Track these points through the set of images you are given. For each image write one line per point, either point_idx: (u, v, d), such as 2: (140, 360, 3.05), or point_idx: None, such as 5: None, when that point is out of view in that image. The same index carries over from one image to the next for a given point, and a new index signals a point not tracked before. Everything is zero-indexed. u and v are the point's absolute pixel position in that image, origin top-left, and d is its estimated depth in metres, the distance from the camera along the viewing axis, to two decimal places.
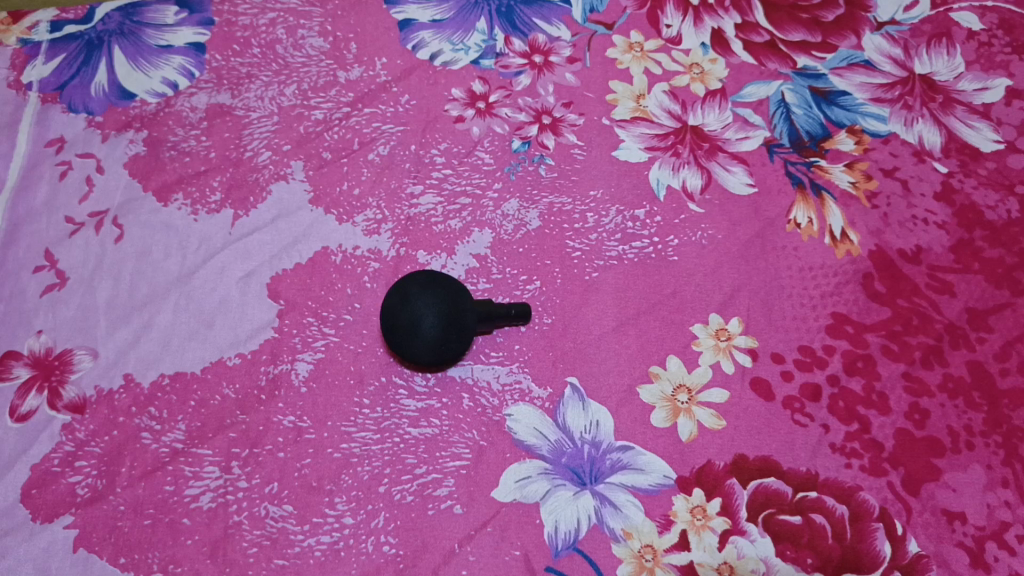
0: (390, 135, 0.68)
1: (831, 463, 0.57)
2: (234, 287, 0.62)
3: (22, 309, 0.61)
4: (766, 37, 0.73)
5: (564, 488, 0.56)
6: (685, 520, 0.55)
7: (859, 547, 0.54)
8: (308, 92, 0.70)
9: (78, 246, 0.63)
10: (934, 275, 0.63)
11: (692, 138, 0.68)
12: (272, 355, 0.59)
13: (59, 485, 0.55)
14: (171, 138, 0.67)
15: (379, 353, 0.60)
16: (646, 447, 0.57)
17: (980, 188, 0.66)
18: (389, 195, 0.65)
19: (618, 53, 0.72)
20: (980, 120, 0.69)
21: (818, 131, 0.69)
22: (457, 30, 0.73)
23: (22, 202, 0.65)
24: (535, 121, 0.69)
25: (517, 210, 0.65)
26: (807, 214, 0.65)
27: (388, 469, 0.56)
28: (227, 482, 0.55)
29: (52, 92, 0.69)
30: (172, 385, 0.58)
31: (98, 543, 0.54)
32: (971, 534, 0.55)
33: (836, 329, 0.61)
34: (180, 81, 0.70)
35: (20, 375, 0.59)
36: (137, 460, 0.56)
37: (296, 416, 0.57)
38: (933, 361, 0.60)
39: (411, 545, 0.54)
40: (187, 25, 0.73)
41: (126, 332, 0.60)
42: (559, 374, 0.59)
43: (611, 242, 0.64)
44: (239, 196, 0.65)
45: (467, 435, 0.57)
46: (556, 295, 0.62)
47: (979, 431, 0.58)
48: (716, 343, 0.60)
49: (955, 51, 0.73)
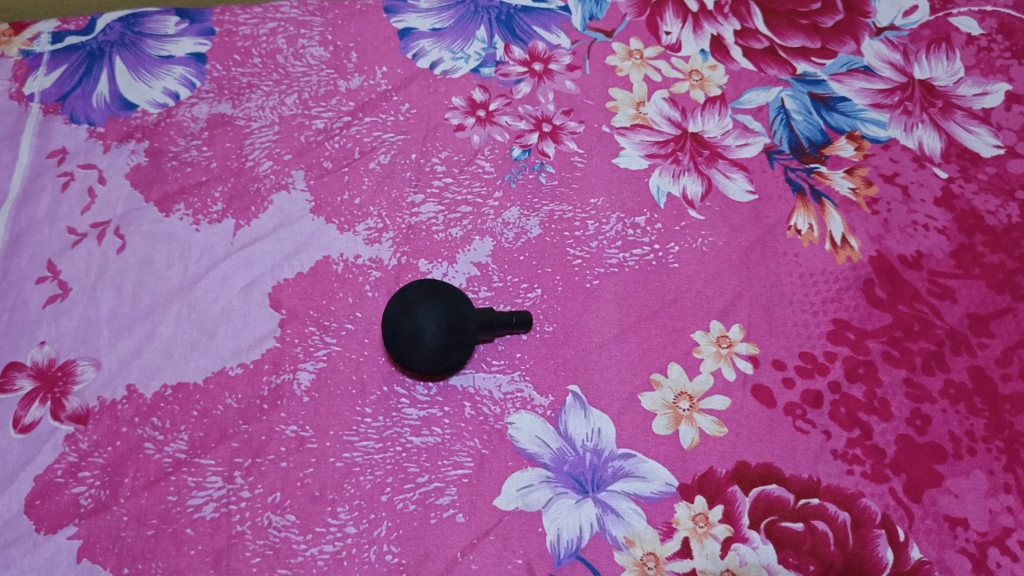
0: (391, 144, 0.68)
1: (833, 470, 0.57)
2: (236, 296, 0.62)
3: (25, 320, 0.61)
4: (765, 43, 0.73)
5: (566, 496, 0.56)
6: (687, 527, 0.55)
7: (861, 553, 0.54)
8: (308, 102, 0.70)
9: (81, 257, 0.64)
10: (935, 280, 0.63)
11: (692, 145, 0.68)
12: (274, 364, 0.59)
13: (62, 496, 0.56)
14: (173, 148, 0.68)
15: (381, 362, 0.60)
16: (648, 455, 0.57)
17: (980, 192, 0.66)
18: (390, 204, 0.65)
19: (618, 60, 0.72)
20: (980, 125, 0.69)
21: (817, 137, 0.69)
22: (457, 38, 0.73)
23: (24, 214, 0.65)
24: (535, 129, 0.69)
25: (518, 218, 0.65)
26: (808, 220, 0.65)
27: (391, 478, 0.56)
28: (230, 492, 0.55)
29: (53, 103, 0.70)
30: (175, 395, 0.58)
31: (102, 553, 0.54)
32: (974, 540, 0.55)
33: (837, 335, 0.61)
34: (181, 91, 0.70)
35: (23, 386, 0.59)
36: (140, 470, 0.56)
37: (299, 426, 0.57)
38: (934, 367, 0.60)
39: (414, 554, 0.54)
40: (188, 36, 0.73)
41: (128, 342, 0.60)
42: (561, 382, 0.59)
43: (611, 249, 0.64)
44: (240, 206, 0.65)
45: (469, 443, 0.57)
46: (557, 303, 0.62)
47: (981, 437, 0.58)
48: (717, 350, 0.60)
49: (954, 56, 0.73)
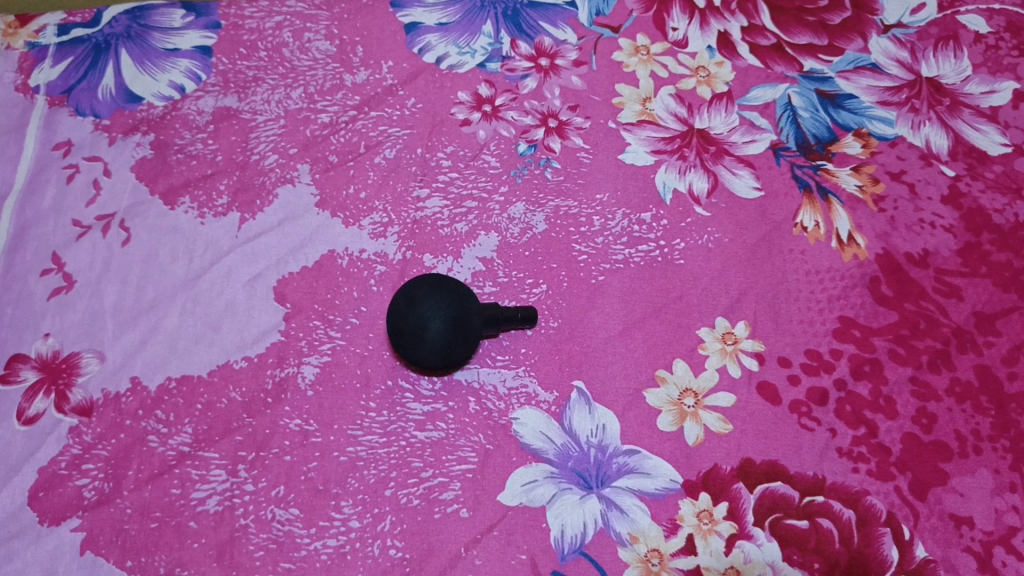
0: (396, 139, 0.68)
1: (838, 468, 0.56)
2: (240, 290, 0.62)
3: (29, 313, 0.61)
4: (772, 40, 0.73)
5: (570, 492, 0.56)
6: (691, 524, 0.55)
7: (866, 551, 0.54)
8: (314, 95, 0.70)
9: (85, 249, 0.64)
10: (941, 279, 0.63)
11: (699, 141, 0.68)
12: (278, 358, 0.59)
13: (66, 488, 0.55)
14: (177, 141, 0.68)
15: (385, 357, 0.60)
16: (653, 452, 0.57)
17: (987, 191, 0.66)
18: (395, 198, 0.65)
19: (625, 56, 0.72)
20: (987, 124, 0.69)
21: (823, 135, 0.69)
22: (463, 33, 0.73)
23: (29, 206, 0.65)
24: (541, 125, 0.69)
25: (523, 214, 0.65)
26: (813, 218, 0.65)
27: (394, 473, 0.56)
28: (233, 486, 0.55)
29: (59, 95, 0.69)
30: (178, 389, 0.58)
31: (105, 546, 0.54)
32: (979, 539, 0.55)
33: (843, 333, 0.61)
34: (186, 84, 0.70)
35: (26, 378, 0.59)
36: (143, 463, 0.56)
37: (303, 420, 0.57)
38: (940, 366, 0.59)
39: (417, 549, 0.54)
40: (194, 29, 0.73)
41: (132, 336, 0.60)
42: (566, 378, 0.59)
43: (617, 245, 0.64)
44: (245, 200, 0.65)
45: (473, 439, 0.57)
46: (562, 298, 0.62)
47: (987, 436, 0.57)
48: (722, 347, 0.60)
49: (961, 54, 0.73)
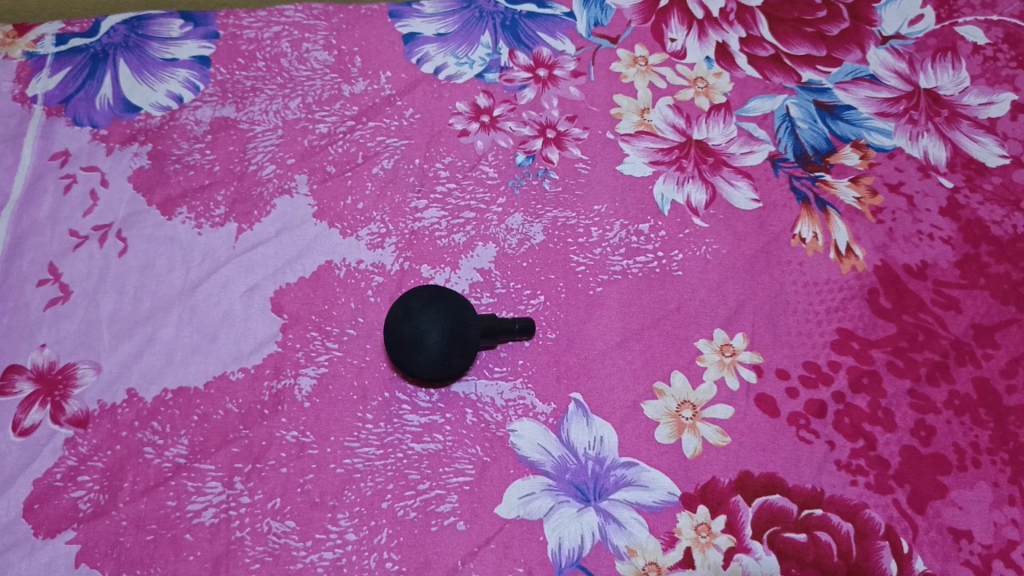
0: (394, 149, 0.68)
1: (836, 480, 0.56)
2: (238, 300, 0.62)
3: (26, 323, 0.61)
4: (771, 50, 0.73)
5: (568, 505, 0.55)
6: (689, 537, 0.54)
7: (865, 565, 0.54)
8: (312, 106, 0.70)
9: (82, 259, 0.63)
10: (939, 291, 0.63)
11: (697, 152, 0.68)
12: (275, 369, 0.59)
13: (61, 500, 0.55)
14: (175, 151, 0.68)
15: (383, 368, 0.59)
16: (651, 464, 0.57)
17: (985, 203, 0.66)
18: (393, 209, 0.65)
19: (623, 67, 0.72)
20: (985, 135, 0.69)
21: (822, 146, 0.69)
22: (461, 44, 0.73)
23: (26, 216, 0.65)
24: (539, 136, 0.69)
25: (522, 224, 0.65)
26: (812, 228, 0.65)
27: (391, 485, 0.55)
28: (229, 498, 0.55)
29: (57, 105, 0.69)
30: (175, 400, 0.58)
31: (100, 558, 0.54)
32: (977, 553, 0.54)
33: (842, 344, 0.61)
34: (185, 95, 0.70)
35: (23, 389, 0.59)
36: (139, 475, 0.56)
37: (299, 432, 0.57)
38: (939, 378, 0.59)
39: (414, 561, 0.53)
40: (193, 38, 0.73)
41: (129, 346, 0.60)
42: (563, 390, 0.59)
43: (615, 257, 0.64)
44: (243, 210, 0.65)
45: (470, 451, 0.57)
46: (560, 310, 0.62)
47: (986, 448, 0.57)
48: (720, 359, 0.60)
49: (960, 65, 0.73)
